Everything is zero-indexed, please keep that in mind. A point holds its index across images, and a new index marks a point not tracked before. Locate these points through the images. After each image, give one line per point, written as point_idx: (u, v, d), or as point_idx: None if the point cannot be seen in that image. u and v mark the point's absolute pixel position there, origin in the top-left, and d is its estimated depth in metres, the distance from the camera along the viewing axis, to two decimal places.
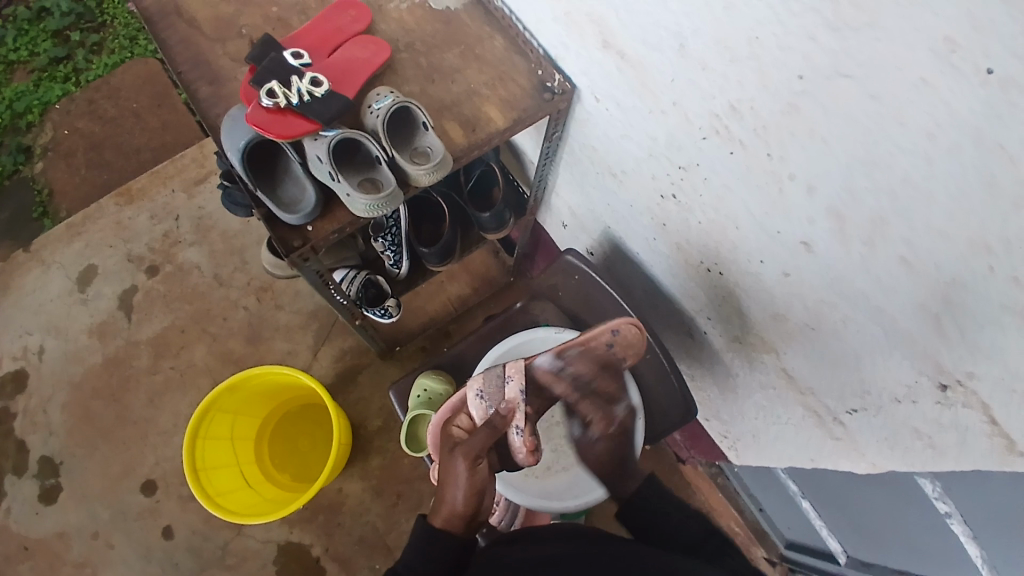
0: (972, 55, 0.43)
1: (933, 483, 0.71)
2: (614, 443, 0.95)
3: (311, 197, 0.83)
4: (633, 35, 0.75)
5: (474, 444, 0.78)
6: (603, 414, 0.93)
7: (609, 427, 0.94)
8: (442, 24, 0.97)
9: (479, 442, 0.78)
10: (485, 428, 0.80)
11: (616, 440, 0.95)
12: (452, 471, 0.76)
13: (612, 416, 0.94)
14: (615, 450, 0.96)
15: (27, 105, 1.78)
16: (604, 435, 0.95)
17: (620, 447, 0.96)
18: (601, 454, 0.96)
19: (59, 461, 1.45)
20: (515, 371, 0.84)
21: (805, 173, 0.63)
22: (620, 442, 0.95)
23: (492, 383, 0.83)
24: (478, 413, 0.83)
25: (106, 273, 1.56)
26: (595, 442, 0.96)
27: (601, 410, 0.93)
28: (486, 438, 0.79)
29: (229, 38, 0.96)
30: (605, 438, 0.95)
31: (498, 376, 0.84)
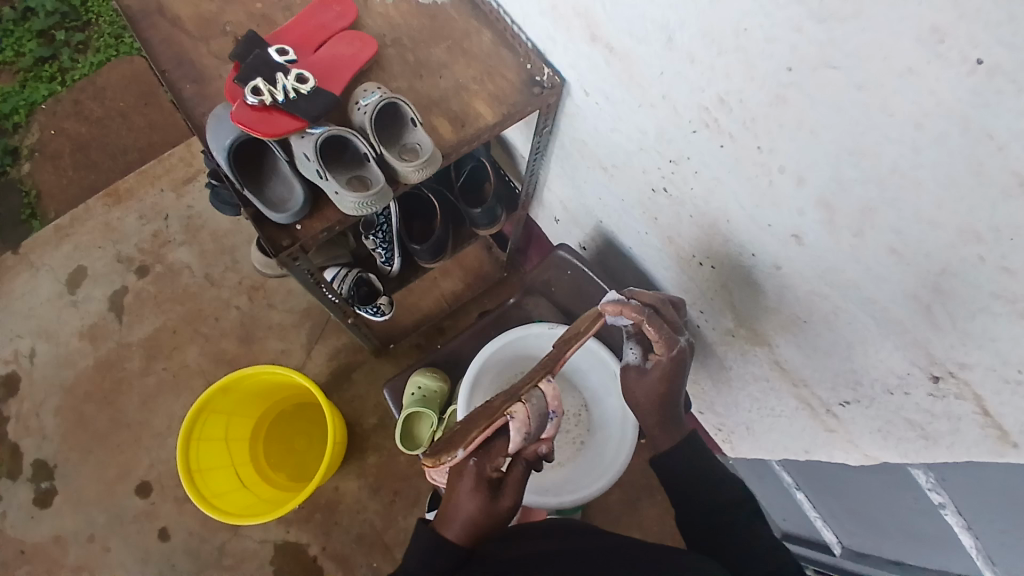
0: (960, 44, 0.43)
1: (927, 473, 0.71)
2: (669, 374, 0.81)
3: (299, 196, 0.82)
4: (620, 27, 0.74)
5: (512, 485, 0.75)
6: (666, 339, 0.79)
7: (669, 352, 0.79)
8: (429, 18, 0.96)
9: (517, 482, 0.76)
10: (523, 466, 0.77)
11: (672, 371, 0.81)
12: (490, 509, 0.73)
13: (674, 341, 0.79)
14: (669, 386, 0.81)
15: (13, 107, 1.76)
16: (661, 366, 0.81)
17: (672, 386, 0.81)
18: (652, 389, 0.82)
19: (54, 465, 1.44)
20: (557, 404, 0.79)
21: (794, 164, 0.63)
22: (675, 376, 0.81)
23: (538, 420, 0.75)
24: (518, 447, 0.76)
25: (96, 275, 1.55)
26: (650, 372, 0.82)
27: (664, 331, 0.79)
28: (521, 475, 0.77)
29: (212, 35, 0.95)
30: (663, 364, 0.80)
31: (541, 410, 0.76)
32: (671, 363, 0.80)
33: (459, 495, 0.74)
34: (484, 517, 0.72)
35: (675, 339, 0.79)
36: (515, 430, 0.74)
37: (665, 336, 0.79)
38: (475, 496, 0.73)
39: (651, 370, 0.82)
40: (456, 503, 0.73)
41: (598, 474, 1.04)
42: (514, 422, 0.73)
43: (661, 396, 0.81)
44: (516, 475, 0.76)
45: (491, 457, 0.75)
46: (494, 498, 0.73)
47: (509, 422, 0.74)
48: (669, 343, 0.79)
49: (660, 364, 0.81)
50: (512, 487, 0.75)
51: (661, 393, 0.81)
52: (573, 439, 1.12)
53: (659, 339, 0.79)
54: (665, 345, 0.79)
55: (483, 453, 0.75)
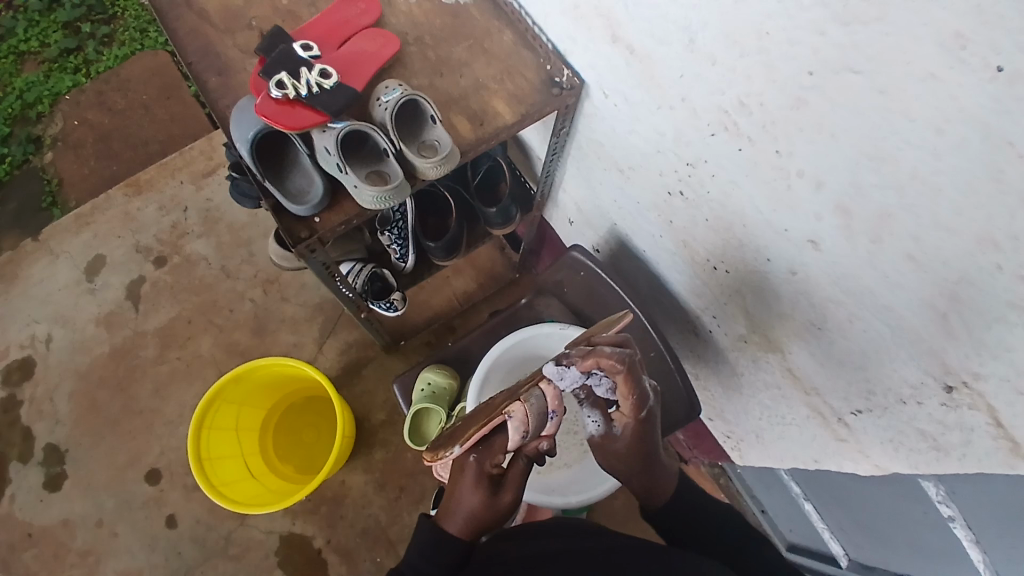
0: (981, 50, 0.43)
1: (937, 487, 0.71)
2: (638, 436, 0.76)
3: (319, 189, 0.83)
4: (643, 29, 0.75)
5: (512, 481, 0.76)
6: (638, 397, 0.74)
7: (637, 414, 0.75)
8: (451, 17, 0.97)
9: (517, 479, 0.76)
10: (523, 462, 0.77)
11: (641, 431, 0.76)
12: (491, 504, 0.73)
13: (643, 402, 0.75)
14: (644, 444, 0.77)
15: (38, 96, 1.80)
16: (628, 427, 0.77)
17: (647, 440, 0.77)
18: (623, 451, 0.78)
19: (64, 449, 1.46)
20: (558, 404, 0.77)
21: (812, 168, 0.63)
22: (646, 432, 0.77)
23: (537, 418, 0.75)
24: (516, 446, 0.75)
25: (114, 264, 1.57)
26: (619, 437, 0.78)
27: (635, 392, 0.73)
28: (522, 471, 0.77)
29: (238, 29, 0.96)
30: (629, 426, 0.76)
31: (540, 409, 0.76)
32: (640, 422, 0.76)
33: (461, 493, 0.74)
34: (485, 511, 0.73)
35: (646, 395, 0.74)
36: (513, 428, 0.74)
37: (637, 395, 0.74)
38: (476, 492, 0.74)
39: (620, 433, 0.78)
40: (457, 499, 0.74)
41: (605, 474, 1.04)
42: (512, 420, 0.73)
43: (639, 454, 0.77)
44: (516, 470, 0.77)
45: (491, 453, 0.76)
46: (494, 493, 0.74)
47: (507, 420, 0.74)
48: (639, 403, 0.74)
49: (627, 427, 0.77)
50: (512, 484, 0.76)
51: (635, 451, 0.77)
52: (579, 441, 1.12)
53: (630, 399, 0.74)
54: (636, 404, 0.74)
55: (483, 448, 0.76)
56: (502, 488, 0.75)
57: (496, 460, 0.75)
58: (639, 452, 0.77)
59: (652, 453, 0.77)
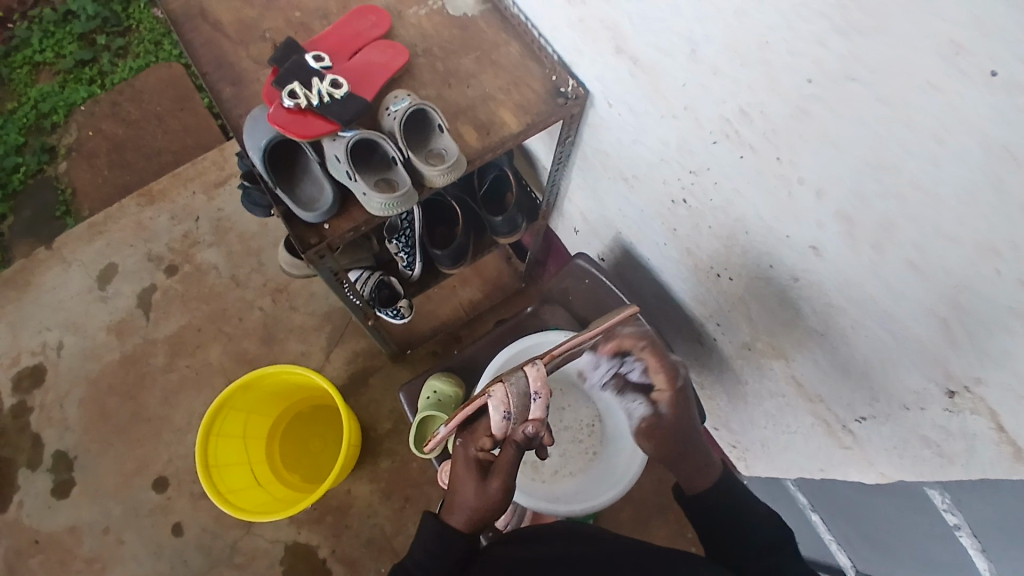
0: (977, 58, 0.44)
1: (943, 495, 0.70)
2: (680, 408, 0.85)
3: (328, 196, 0.84)
4: (647, 41, 0.76)
5: (502, 468, 0.76)
6: (668, 367, 0.86)
7: (673, 384, 0.86)
8: (459, 30, 0.99)
9: (507, 465, 0.75)
10: (513, 449, 0.75)
11: (681, 404, 0.85)
12: (481, 491, 0.75)
13: (675, 372, 0.86)
14: (686, 415, 0.85)
15: (53, 106, 1.84)
16: (669, 402, 0.85)
17: (687, 413, 0.85)
18: (670, 426, 0.85)
19: (73, 455, 1.48)
20: (542, 386, 0.76)
21: (814, 177, 0.64)
22: (685, 406, 0.85)
23: (519, 400, 0.75)
24: (501, 431, 0.75)
25: (126, 272, 1.59)
26: (666, 413, 0.85)
27: (664, 361, 0.86)
28: (515, 458, 0.76)
29: (251, 41, 0.99)
30: (670, 399, 0.85)
31: (523, 391, 0.76)
32: (678, 394, 0.86)
33: (457, 483, 0.78)
34: (475, 498, 0.74)
35: (676, 368, 0.87)
36: (494, 410, 0.75)
37: (666, 366, 0.86)
38: (465, 479, 0.77)
39: (666, 410, 0.85)
40: (453, 490, 0.78)
41: (609, 484, 1.04)
42: (490, 401, 0.75)
43: (682, 426, 0.84)
44: (505, 456, 0.76)
45: (477, 439, 0.79)
46: (483, 480, 0.76)
47: (488, 402, 0.75)
48: (671, 373, 0.86)
49: (670, 400, 0.85)
50: (502, 470, 0.75)
51: (680, 424, 0.85)
52: (584, 450, 1.12)
53: (662, 371, 0.86)
54: (668, 373, 0.86)
55: (472, 437, 0.80)
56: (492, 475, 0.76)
57: (482, 444, 0.78)
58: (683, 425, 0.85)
59: (693, 429, 0.85)
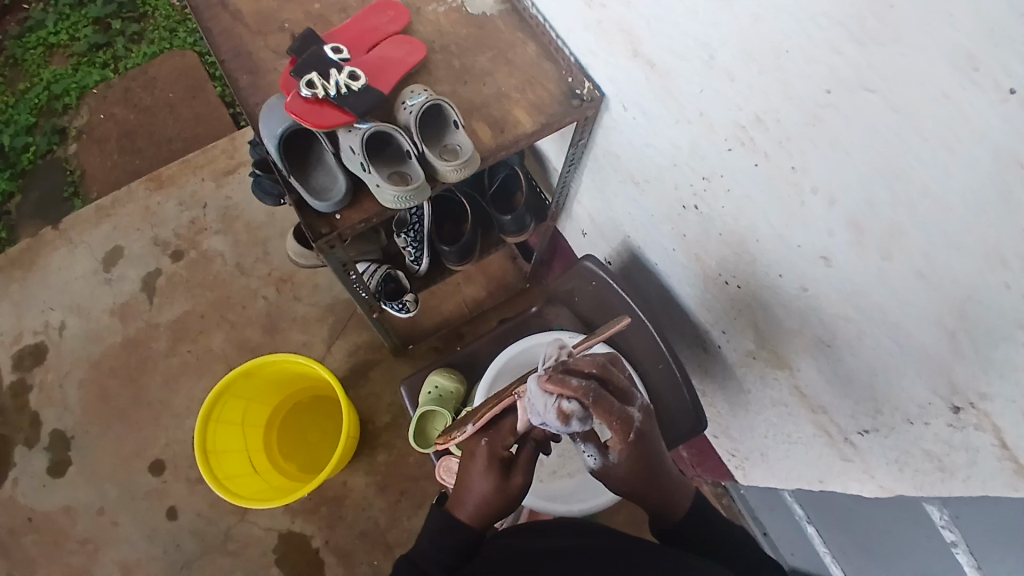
0: (992, 71, 0.44)
1: (941, 511, 0.71)
2: (635, 455, 0.72)
3: (341, 186, 0.85)
4: (664, 45, 0.77)
5: (523, 465, 0.77)
6: (621, 421, 0.69)
7: (627, 438, 0.70)
8: (476, 28, 1.00)
9: (527, 461, 0.77)
10: (531, 446, 0.79)
11: (638, 451, 0.72)
12: (503, 487, 0.74)
13: (629, 421, 0.69)
14: (643, 460, 0.73)
15: (65, 88, 1.84)
16: (624, 452, 0.71)
17: (645, 457, 0.73)
18: (625, 473, 0.73)
19: (71, 436, 1.48)
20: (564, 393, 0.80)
21: (826, 185, 0.64)
22: (642, 453, 0.72)
23: None
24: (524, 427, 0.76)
25: (131, 256, 1.60)
26: (617, 463, 0.72)
27: (615, 416, 0.68)
28: (530, 454, 0.79)
29: (270, 30, 0.99)
30: (624, 451, 0.71)
31: None
32: (633, 442, 0.71)
33: (475, 477, 0.75)
34: (497, 495, 0.74)
35: (629, 417, 0.69)
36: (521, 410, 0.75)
37: (618, 419, 0.68)
38: (487, 476, 0.74)
39: (617, 460, 0.72)
40: (470, 485, 0.75)
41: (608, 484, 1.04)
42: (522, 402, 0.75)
43: (641, 473, 0.73)
44: (525, 453, 0.78)
45: (502, 436, 0.78)
46: (506, 476, 0.75)
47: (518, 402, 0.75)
48: (625, 422, 0.69)
49: (622, 452, 0.71)
50: (523, 466, 0.77)
51: (637, 470, 0.73)
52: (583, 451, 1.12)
53: (614, 425, 0.68)
54: (621, 425, 0.69)
55: (495, 432, 0.78)
56: (512, 471, 0.76)
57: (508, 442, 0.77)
58: (642, 471, 0.73)
59: (653, 464, 0.74)
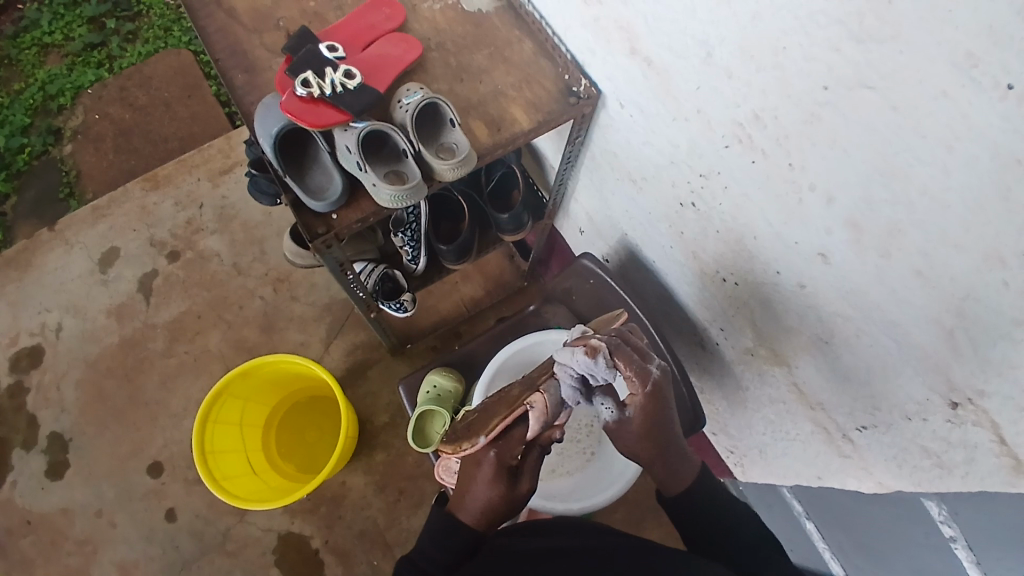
0: (992, 69, 0.44)
1: (940, 506, 0.69)
2: (650, 413, 0.74)
3: (338, 186, 0.85)
4: (661, 43, 0.76)
5: (530, 471, 0.76)
6: (639, 372, 0.73)
7: (643, 389, 0.73)
8: (473, 25, 1.00)
9: (534, 468, 0.76)
10: (538, 452, 0.77)
11: (654, 409, 0.74)
12: (509, 496, 0.72)
13: (647, 373, 0.74)
14: (658, 422, 0.75)
15: (60, 88, 1.83)
16: (640, 408, 0.74)
17: (659, 420, 0.75)
18: (638, 431, 0.75)
19: (68, 437, 1.47)
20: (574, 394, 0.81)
21: (824, 183, 0.64)
22: (658, 414, 0.75)
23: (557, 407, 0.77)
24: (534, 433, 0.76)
25: (128, 256, 1.59)
26: (631, 419, 0.75)
27: (634, 365, 0.73)
28: (536, 460, 0.77)
29: (266, 29, 0.99)
30: (640, 405, 0.74)
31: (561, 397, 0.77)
32: (651, 396, 0.74)
33: (479, 484, 0.73)
34: (503, 503, 0.72)
35: (648, 370, 0.74)
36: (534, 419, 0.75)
37: (637, 368, 0.73)
38: (493, 487, 0.72)
39: (631, 415, 0.75)
40: (473, 492, 0.72)
41: (606, 483, 1.04)
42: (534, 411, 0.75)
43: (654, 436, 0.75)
44: (532, 459, 0.76)
45: (510, 446, 0.75)
46: (513, 485, 0.73)
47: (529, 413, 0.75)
48: (642, 373, 0.73)
49: (638, 407, 0.74)
50: (530, 473, 0.76)
51: (651, 430, 0.75)
52: (581, 450, 1.12)
53: (631, 373, 0.73)
54: (639, 375, 0.73)
55: (503, 442, 0.75)
56: (518, 478, 0.75)
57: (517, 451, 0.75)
58: (654, 434, 0.75)
59: (666, 430, 0.76)
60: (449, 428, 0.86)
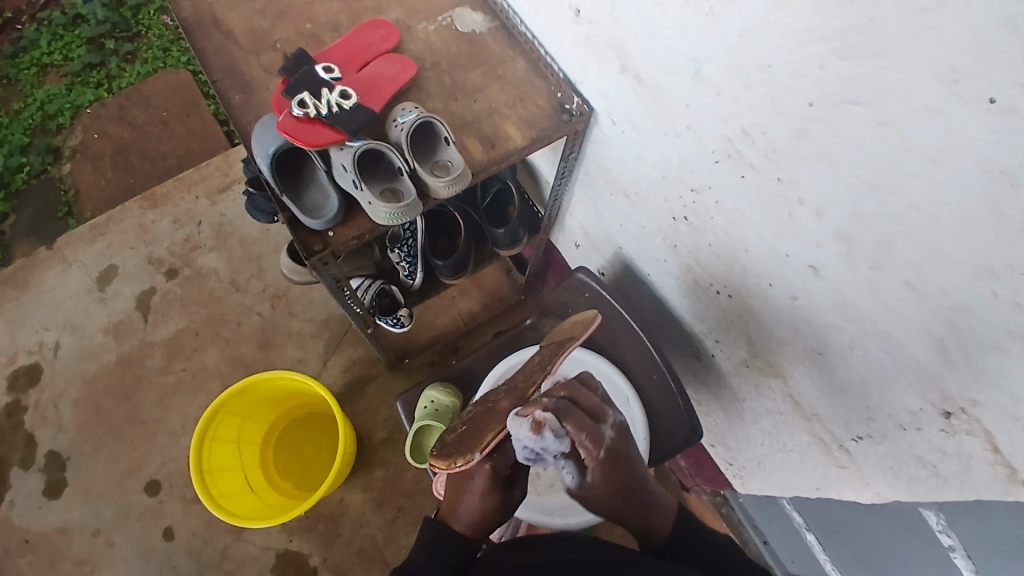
0: (976, 83, 0.45)
1: (937, 515, 0.71)
2: (609, 473, 0.75)
3: (334, 204, 0.86)
4: (652, 60, 0.78)
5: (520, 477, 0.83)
6: (592, 438, 0.73)
7: (599, 453, 0.74)
8: (467, 44, 1.01)
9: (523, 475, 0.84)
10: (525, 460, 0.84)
11: (613, 469, 0.76)
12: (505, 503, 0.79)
13: (601, 438, 0.73)
14: (620, 479, 0.76)
15: (58, 108, 1.85)
16: (599, 470, 0.75)
17: (621, 476, 0.76)
18: (603, 491, 0.77)
19: (66, 456, 1.47)
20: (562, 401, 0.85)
21: (814, 197, 0.65)
22: (617, 472, 0.76)
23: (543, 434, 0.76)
24: None
25: (126, 274, 1.60)
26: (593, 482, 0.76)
27: (587, 432, 0.73)
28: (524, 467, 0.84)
29: (263, 50, 1.00)
30: (598, 469, 0.75)
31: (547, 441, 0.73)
32: (607, 460, 0.75)
33: (477, 496, 0.77)
34: (500, 512, 0.78)
35: (601, 433, 0.74)
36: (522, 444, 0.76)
37: (590, 434, 0.73)
38: (489, 497, 0.77)
39: (592, 478, 0.76)
40: (470, 504, 0.76)
41: None
42: None
43: (618, 493, 0.77)
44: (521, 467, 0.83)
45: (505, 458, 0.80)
46: (509, 491, 0.80)
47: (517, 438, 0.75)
48: (596, 440, 0.73)
49: (597, 470, 0.75)
50: (521, 480, 0.83)
51: (612, 488, 0.76)
52: None
53: (585, 441, 0.73)
54: (593, 442, 0.73)
55: (498, 455, 0.79)
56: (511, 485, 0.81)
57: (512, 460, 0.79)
58: (618, 489, 0.76)
59: (630, 481, 0.77)
60: (439, 440, 0.87)
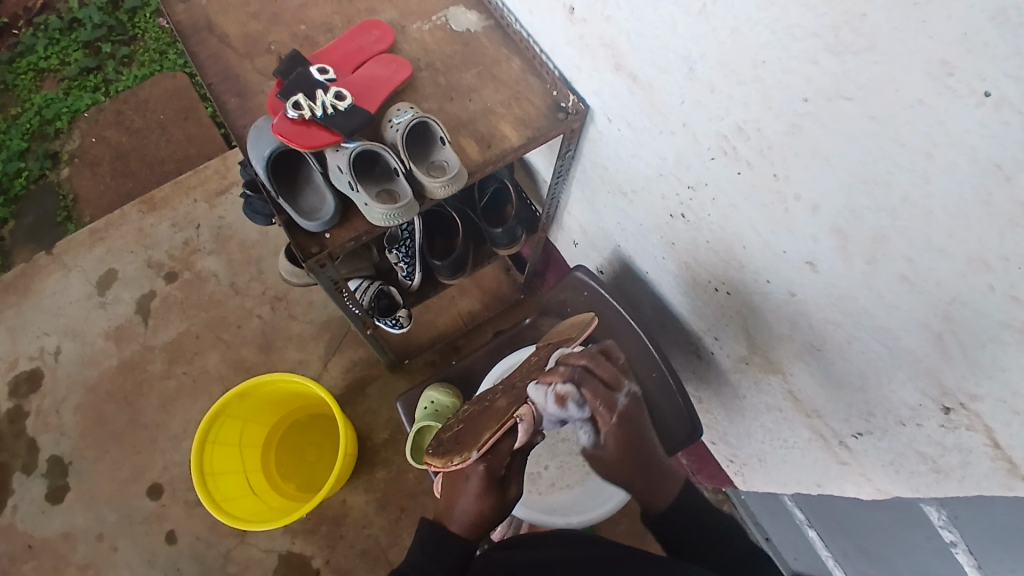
0: (967, 76, 0.45)
1: (939, 511, 0.70)
2: (623, 439, 0.78)
3: (331, 206, 0.86)
4: (645, 58, 0.78)
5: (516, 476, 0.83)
6: (606, 402, 0.76)
7: (611, 417, 0.77)
8: (462, 45, 1.01)
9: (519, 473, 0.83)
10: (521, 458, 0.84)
11: (625, 435, 0.79)
12: (501, 505, 0.78)
13: (614, 402, 0.77)
14: (632, 446, 0.79)
15: (56, 113, 1.85)
16: (612, 434, 0.78)
17: (633, 444, 0.79)
18: (615, 458, 0.79)
19: (68, 461, 1.47)
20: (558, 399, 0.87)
21: (808, 193, 0.65)
22: (630, 438, 0.79)
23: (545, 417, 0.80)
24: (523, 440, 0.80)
25: (126, 278, 1.60)
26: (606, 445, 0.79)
27: (600, 395, 0.76)
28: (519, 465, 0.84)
29: (257, 53, 1.00)
30: (611, 433, 0.78)
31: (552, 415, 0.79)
32: (619, 424, 0.78)
33: (472, 498, 0.77)
34: (496, 514, 0.77)
35: (615, 398, 0.77)
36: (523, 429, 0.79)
37: (603, 398, 0.76)
38: (483, 499, 0.77)
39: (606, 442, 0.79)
40: (465, 506, 0.76)
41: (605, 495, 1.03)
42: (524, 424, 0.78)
43: (630, 461, 0.79)
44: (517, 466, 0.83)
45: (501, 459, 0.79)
46: (505, 490, 0.80)
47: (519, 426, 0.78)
48: (610, 405, 0.77)
49: (609, 434, 0.77)
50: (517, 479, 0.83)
51: (625, 456, 0.79)
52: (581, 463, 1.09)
53: (599, 403, 0.76)
54: (607, 408, 0.77)
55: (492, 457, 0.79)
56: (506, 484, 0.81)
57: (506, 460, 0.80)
58: (630, 455, 0.79)
59: (642, 449, 0.80)
60: (434, 437, 0.87)
